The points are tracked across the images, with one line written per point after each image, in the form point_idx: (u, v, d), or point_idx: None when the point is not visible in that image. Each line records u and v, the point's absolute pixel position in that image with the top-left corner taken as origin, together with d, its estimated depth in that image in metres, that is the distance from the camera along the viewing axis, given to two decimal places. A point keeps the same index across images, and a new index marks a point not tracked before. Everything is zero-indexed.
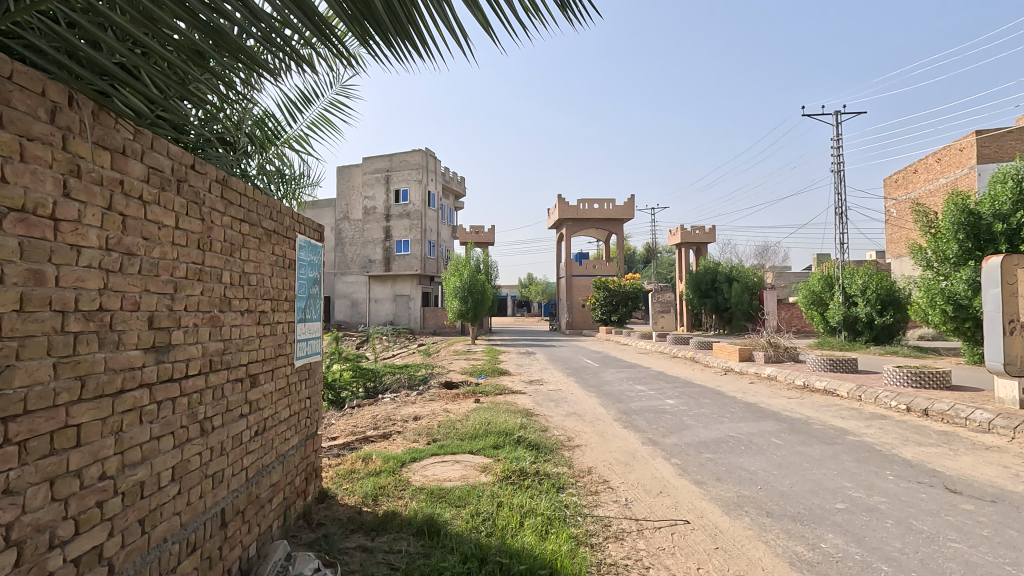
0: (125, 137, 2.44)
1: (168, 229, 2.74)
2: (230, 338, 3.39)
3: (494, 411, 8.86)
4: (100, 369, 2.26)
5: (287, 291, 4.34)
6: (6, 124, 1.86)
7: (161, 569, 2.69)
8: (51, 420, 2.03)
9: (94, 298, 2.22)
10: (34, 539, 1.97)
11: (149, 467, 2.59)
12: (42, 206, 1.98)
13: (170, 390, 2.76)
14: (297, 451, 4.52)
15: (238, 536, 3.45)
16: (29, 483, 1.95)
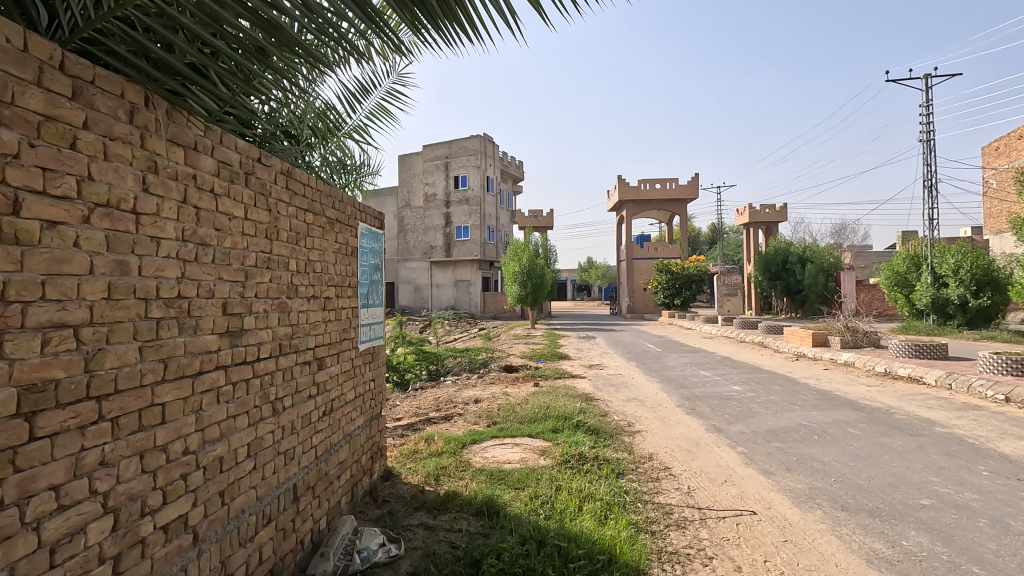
0: (197, 133, 2.57)
1: (238, 220, 2.88)
2: (298, 322, 3.56)
3: (553, 395, 8.87)
4: (180, 352, 2.43)
5: (350, 277, 4.50)
6: (92, 126, 1.99)
7: (240, 538, 2.88)
8: (140, 399, 2.20)
9: (174, 286, 2.39)
10: (128, 506, 2.16)
11: (227, 443, 2.78)
12: (125, 201, 2.13)
13: (244, 372, 2.93)
14: (363, 431, 4.73)
15: (309, 509, 3.66)
16: (121, 456, 2.12)
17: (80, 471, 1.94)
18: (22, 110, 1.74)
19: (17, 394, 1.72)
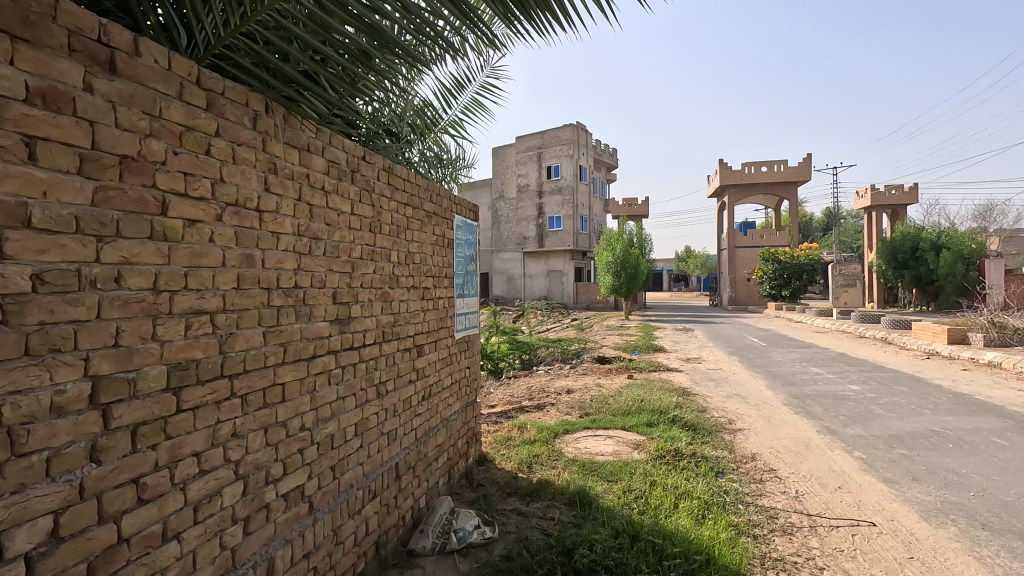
0: (309, 135, 2.78)
1: (345, 215, 3.09)
2: (399, 311, 3.75)
3: (648, 389, 8.65)
4: (298, 338, 2.66)
5: (447, 268, 4.67)
6: (223, 133, 2.22)
7: (349, 510, 3.12)
8: (264, 378, 2.45)
9: (291, 277, 2.61)
10: (255, 475, 2.41)
11: (337, 422, 3.01)
12: (250, 200, 2.36)
13: (352, 356, 3.15)
14: (459, 416, 4.91)
15: (409, 488, 3.87)
16: (250, 429, 2.37)
17: (217, 440, 2.19)
18: (168, 122, 1.97)
19: (167, 370, 1.96)
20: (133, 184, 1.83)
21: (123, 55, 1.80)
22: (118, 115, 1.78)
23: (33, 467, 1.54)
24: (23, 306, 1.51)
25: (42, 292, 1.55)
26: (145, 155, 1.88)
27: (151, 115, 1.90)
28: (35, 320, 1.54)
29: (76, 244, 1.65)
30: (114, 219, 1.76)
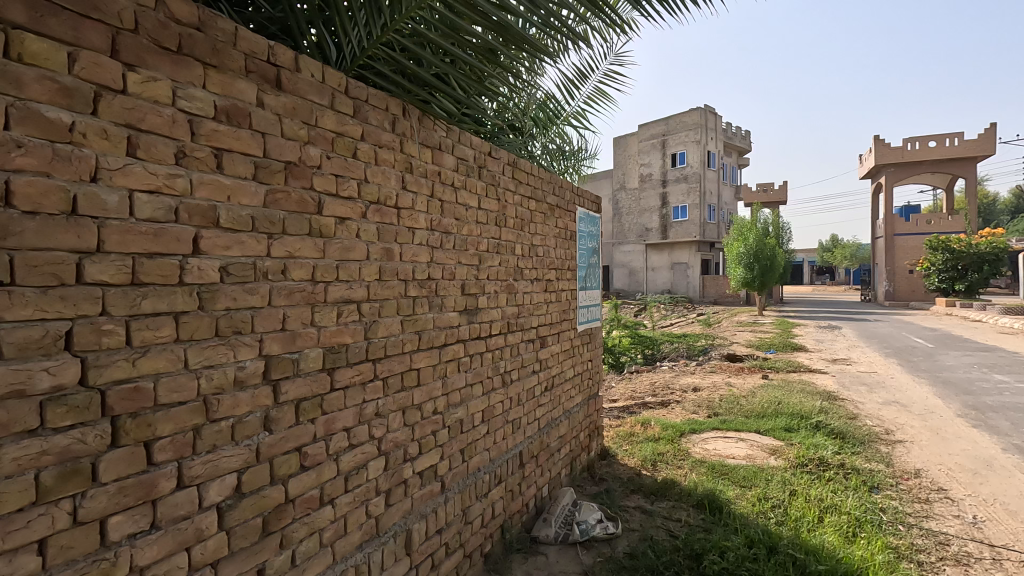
0: (441, 134, 2.93)
1: (473, 210, 3.21)
2: (523, 303, 3.83)
3: (786, 390, 7.95)
4: (431, 326, 2.83)
5: (570, 261, 4.67)
6: (367, 137, 2.42)
7: (477, 493, 3.26)
8: (402, 363, 2.64)
9: (425, 269, 2.78)
10: (395, 452, 2.61)
11: (466, 407, 3.16)
12: (390, 198, 2.55)
13: (479, 345, 3.28)
14: (582, 409, 4.90)
15: (533, 477, 3.95)
16: (390, 410, 2.57)
17: (363, 418, 2.41)
18: (322, 130, 2.19)
19: (322, 352, 2.19)
20: (295, 186, 2.06)
21: (287, 72, 2.03)
22: (284, 126, 2.01)
23: (222, 431, 1.80)
24: (214, 294, 1.76)
25: (227, 282, 1.81)
26: (304, 160, 2.10)
27: (309, 124, 2.13)
28: (223, 306, 1.79)
29: (253, 240, 1.89)
30: (280, 219, 2.00)
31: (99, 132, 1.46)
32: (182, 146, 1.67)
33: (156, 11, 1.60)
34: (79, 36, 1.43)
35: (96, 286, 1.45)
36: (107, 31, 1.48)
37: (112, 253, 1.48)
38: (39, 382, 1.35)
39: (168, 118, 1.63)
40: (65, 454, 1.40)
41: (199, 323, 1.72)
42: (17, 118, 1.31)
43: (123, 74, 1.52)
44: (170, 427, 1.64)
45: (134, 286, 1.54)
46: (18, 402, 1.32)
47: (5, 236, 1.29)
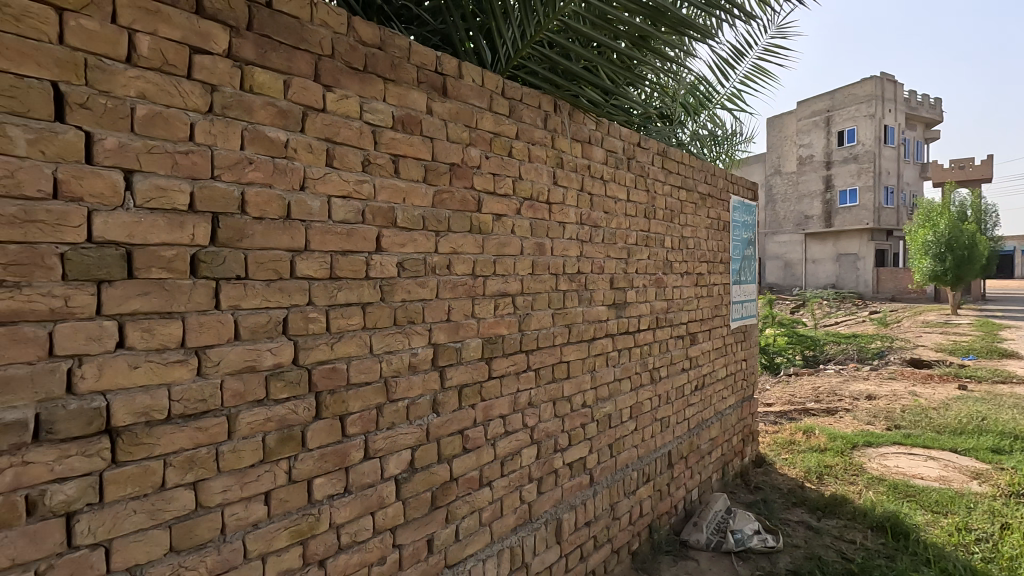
0: (590, 128, 2.93)
1: (622, 202, 3.16)
2: (673, 297, 3.68)
3: (993, 404, 6.68)
4: (580, 320, 2.85)
5: (722, 253, 4.39)
6: (521, 136, 2.50)
7: (625, 489, 3.22)
8: (553, 355, 2.69)
9: (575, 263, 2.81)
10: (547, 441, 2.68)
11: (614, 402, 3.14)
12: (542, 193, 2.61)
13: (628, 340, 3.23)
14: (735, 411, 4.60)
15: (682, 478, 3.80)
16: (542, 400, 2.64)
17: (517, 407, 2.51)
18: (482, 131, 2.30)
19: (482, 343, 2.32)
20: (458, 186, 2.20)
21: (452, 80, 2.17)
22: (449, 130, 2.16)
23: (399, 411, 2.00)
24: (393, 287, 1.95)
25: (403, 276, 1.99)
26: (466, 161, 2.23)
27: (470, 127, 2.25)
28: (400, 298, 1.98)
29: (423, 238, 2.06)
30: (446, 217, 2.15)
31: (306, 147, 1.70)
32: (367, 155, 1.87)
33: (347, 36, 1.80)
34: (291, 65, 1.66)
35: (304, 279, 1.69)
36: (312, 59, 1.71)
37: (316, 250, 1.72)
38: (265, 360, 1.61)
39: (356, 130, 1.83)
40: (282, 422, 1.65)
41: (381, 312, 1.92)
42: (249, 139, 1.56)
43: (323, 95, 1.74)
44: (359, 404, 1.86)
45: (332, 279, 1.77)
46: (250, 375, 1.58)
47: (241, 238, 1.54)
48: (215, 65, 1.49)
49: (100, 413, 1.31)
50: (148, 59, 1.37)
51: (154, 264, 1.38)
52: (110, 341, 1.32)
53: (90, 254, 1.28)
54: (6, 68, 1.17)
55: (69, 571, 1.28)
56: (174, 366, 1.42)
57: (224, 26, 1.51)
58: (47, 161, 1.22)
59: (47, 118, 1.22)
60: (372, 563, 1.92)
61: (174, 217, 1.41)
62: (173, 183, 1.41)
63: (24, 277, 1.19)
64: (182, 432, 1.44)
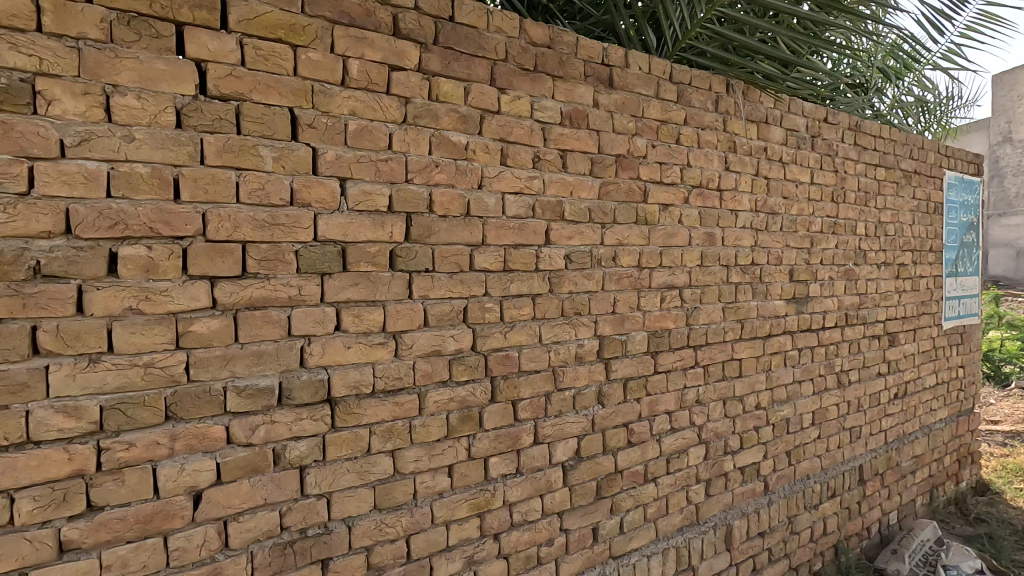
0: (768, 106, 2.69)
1: (805, 185, 2.86)
2: (867, 292, 3.23)
3: None
4: (754, 315, 2.65)
5: (933, 240, 3.74)
6: (690, 121, 2.38)
7: (806, 503, 2.93)
8: (723, 352, 2.54)
9: (749, 253, 2.62)
10: (716, 442, 2.54)
11: (793, 406, 2.86)
12: (713, 180, 2.47)
13: (810, 339, 2.92)
14: (948, 426, 3.90)
15: (877, 498, 3.33)
16: (711, 399, 2.51)
17: (684, 404, 2.42)
18: (648, 120, 2.24)
19: (647, 336, 2.27)
20: (625, 177, 2.18)
21: (618, 70, 2.15)
22: (615, 121, 2.14)
23: (566, 399, 2.05)
24: (560, 279, 2.01)
25: (570, 268, 2.03)
26: (632, 152, 2.19)
27: (637, 116, 2.21)
28: (567, 290, 2.03)
29: (590, 231, 2.08)
30: (612, 209, 2.14)
31: (483, 148, 1.82)
32: (537, 152, 1.94)
33: (519, 39, 1.89)
34: (471, 72, 1.78)
35: (482, 272, 1.82)
36: (488, 65, 1.82)
37: (492, 245, 1.84)
38: (449, 345, 1.76)
39: (527, 128, 1.91)
40: (463, 403, 1.80)
41: (550, 303, 1.99)
42: (435, 144, 1.72)
43: (498, 97, 1.85)
44: (529, 391, 1.95)
45: (506, 271, 1.88)
46: (436, 359, 1.74)
47: (429, 235, 1.71)
48: (408, 80, 1.66)
49: (323, 385, 1.55)
50: (357, 80, 1.57)
51: (362, 259, 1.59)
52: (331, 324, 1.55)
53: (316, 251, 1.52)
54: (259, 100, 1.43)
55: (302, 515, 1.54)
56: (377, 347, 1.63)
57: (415, 44, 1.68)
58: (287, 174, 1.48)
59: (286, 139, 1.47)
60: (541, 544, 2.01)
61: (377, 217, 1.61)
62: (377, 187, 1.61)
63: (272, 270, 1.46)
64: (383, 405, 1.65)
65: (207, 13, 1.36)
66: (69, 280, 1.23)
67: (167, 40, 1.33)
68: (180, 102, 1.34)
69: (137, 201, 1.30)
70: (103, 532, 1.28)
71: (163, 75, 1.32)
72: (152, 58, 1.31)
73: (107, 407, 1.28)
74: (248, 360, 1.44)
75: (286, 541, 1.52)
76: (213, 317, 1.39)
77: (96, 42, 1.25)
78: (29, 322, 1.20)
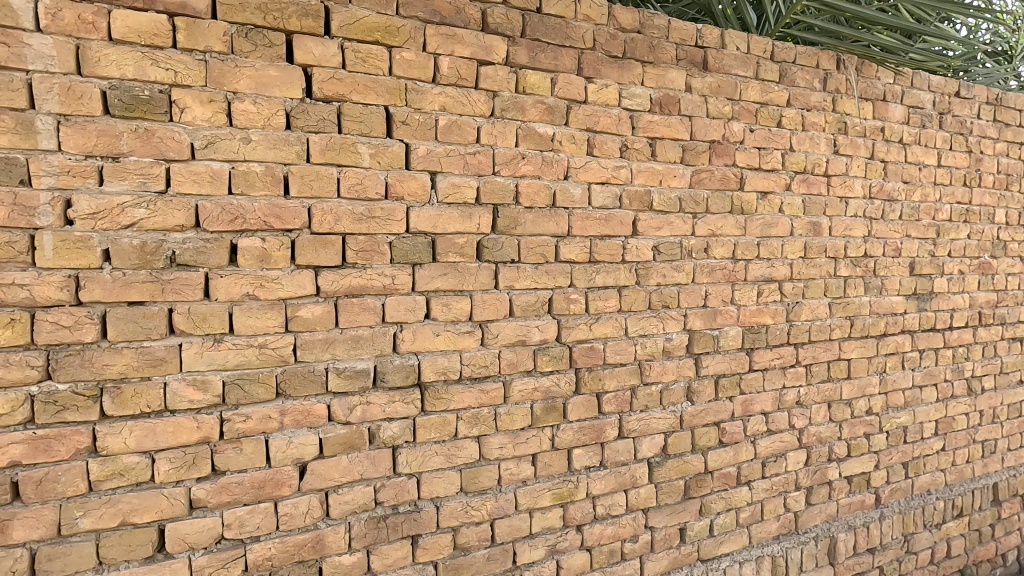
0: (886, 82, 2.43)
1: (930, 168, 2.56)
2: (1006, 288, 2.85)
3: None
4: (866, 312, 2.43)
5: None
6: (793, 102, 2.22)
7: (926, 521, 2.64)
8: (829, 351, 2.35)
9: (861, 244, 2.40)
10: (819, 448, 2.36)
11: (912, 413, 2.59)
12: (819, 165, 2.28)
13: (934, 339, 2.62)
14: None
15: (1015, 522, 2.94)
16: (814, 401, 2.34)
17: (783, 405, 2.27)
18: (746, 102, 2.12)
19: (742, 332, 2.16)
20: (719, 164, 2.07)
21: (713, 51, 2.04)
22: (709, 105, 2.04)
23: (653, 394, 2.00)
24: (648, 271, 1.96)
25: (659, 260, 1.98)
26: (728, 137, 2.08)
27: (733, 99, 2.09)
28: (655, 282, 1.97)
29: (680, 221, 2.01)
30: (705, 198, 2.05)
31: (570, 138, 1.81)
32: (626, 140, 1.90)
33: (608, 26, 1.86)
34: (558, 63, 1.78)
35: (567, 263, 1.82)
36: (575, 54, 1.81)
37: (578, 235, 1.83)
38: (534, 335, 1.78)
39: (615, 117, 1.87)
40: (547, 393, 1.82)
41: (637, 295, 1.94)
42: (522, 136, 1.73)
43: (585, 86, 1.83)
44: (614, 383, 1.92)
45: (592, 263, 1.86)
46: (521, 348, 1.77)
47: (515, 226, 1.73)
48: (496, 74, 1.69)
49: (414, 369, 1.62)
50: (447, 77, 1.62)
51: (451, 250, 1.65)
52: (421, 312, 1.62)
53: (408, 242, 1.59)
54: (357, 100, 1.52)
55: (394, 492, 1.63)
56: (464, 335, 1.68)
57: (504, 38, 1.70)
58: (382, 169, 1.56)
59: (382, 136, 1.56)
60: (625, 539, 1.98)
61: (465, 209, 1.66)
62: (465, 180, 1.65)
63: (368, 261, 1.55)
64: (470, 391, 1.70)
65: (313, 21, 1.47)
66: (198, 268, 1.39)
67: (279, 49, 1.44)
68: (290, 105, 1.46)
69: (253, 197, 1.43)
70: (224, 493, 1.44)
71: (275, 81, 1.44)
72: (266, 66, 1.43)
73: (228, 381, 1.42)
74: (347, 344, 1.54)
75: (380, 516, 1.62)
76: (317, 303, 1.51)
77: (219, 54, 1.39)
78: (166, 305, 1.36)
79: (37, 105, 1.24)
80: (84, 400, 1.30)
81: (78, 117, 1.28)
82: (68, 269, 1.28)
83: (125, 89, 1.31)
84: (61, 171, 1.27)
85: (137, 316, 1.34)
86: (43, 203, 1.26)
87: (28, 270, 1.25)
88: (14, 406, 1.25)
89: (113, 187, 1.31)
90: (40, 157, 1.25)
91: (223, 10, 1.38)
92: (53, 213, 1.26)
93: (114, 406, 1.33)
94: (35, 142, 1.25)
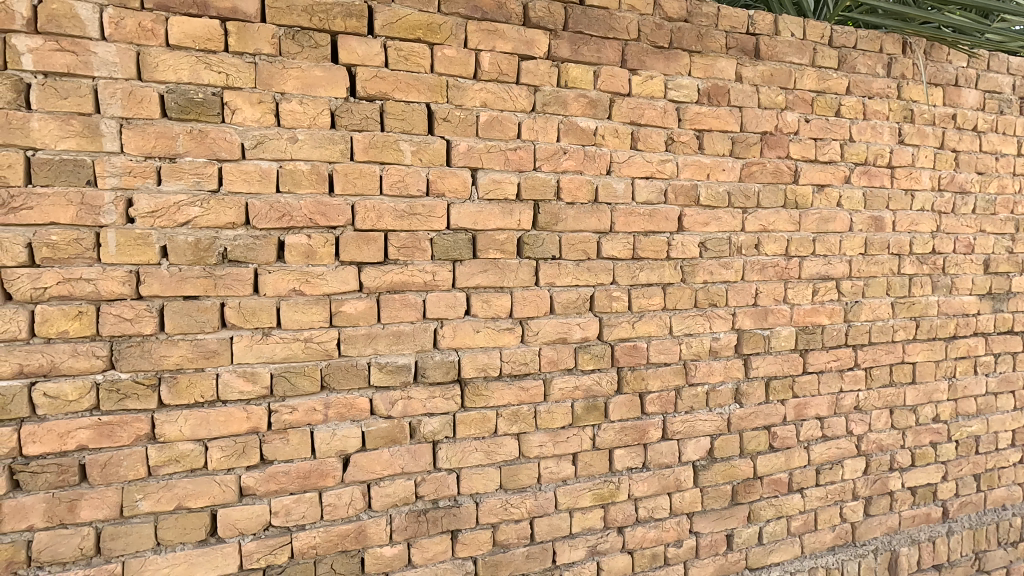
0: (959, 65, 2.26)
1: (1008, 158, 2.37)
2: None
3: None
4: (933, 313, 2.27)
5: None
6: (854, 89, 2.09)
7: (1001, 538, 2.45)
8: (891, 354, 2.22)
9: (928, 240, 2.24)
10: (879, 456, 2.23)
11: (985, 422, 2.41)
12: (881, 156, 2.15)
13: (1011, 343, 2.43)
14: None
15: None
16: (874, 406, 2.21)
17: (840, 409, 2.15)
18: (802, 91, 2.01)
19: (796, 332, 2.06)
20: (771, 157, 1.98)
21: (766, 38, 1.95)
22: (761, 95, 1.96)
23: (699, 395, 1.94)
24: (695, 268, 1.89)
25: (706, 256, 1.91)
26: (781, 128, 1.99)
27: (787, 88, 1.99)
28: (702, 280, 1.91)
29: (729, 216, 1.93)
30: (756, 191, 1.96)
31: (613, 132, 1.77)
32: (672, 133, 1.84)
33: (653, 16, 1.80)
34: (601, 55, 1.74)
35: (610, 259, 1.78)
36: (619, 46, 1.77)
37: (621, 232, 1.79)
38: (575, 333, 1.75)
39: (660, 110, 1.82)
40: (588, 392, 1.79)
41: (683, 293, 1.88)
42: (564, 131, 1.71)
43: (629, 78, 1.78)
44: (658, 383, 1.88)
45: (635, 260, 1.81)
46: (562, 346, 1.75)
47: (556, 222, 1.71)
48: (538, 68, 1.67)
49: (454, 365, 1.63)
50: (488, 72, 1.62)
51: (491, 247, 1.64)
52: (462, 309, 1.63)
53: (449, 239, 1.60)
54: (399, 98, 1.54)
55: (434, 487, 1.65)
56: (504, 332, 1.68)
57: (545, 32, 1.68)
58: (424, 166, 1.57)
59: (424, 133, 1.57)
60: (668, 543, 1.93)
61: (506, 206, 1.65)
62: (506, 176, 1.65)
63: (410, 257, 1.57)
64: (510, 389, 1.69)
65: (356, 21, 1.49)
66: (248, 264, 1.44)
67: (324, 49, 1.47)
68: (334, 105, 1.49)
69: (299, 195, 1.47)
70: (272, 482, 1.49)
71: (320, 81, 1.47)
72: (312, 67, 1.46)
73: (276, 374, 1.47)
74: (389, 339, 1.56)
75: (420, 510, 1.64)
76: (360, 299, 1.53)
77: (268, 56, 1.43)
78: (218, 300, 1.42)
79: (102, 110, 1.32)
80: (144, 389, 1.37)
81: (139, 120, 1.34)
82: (130, 265, 1.35)
83: (181, 92, 1.36)
84: (123, 172, 1.34)
85: (191, 311, 1.40)
86: (108, 203, 1.33)
87: (94, 265, 1.33)
88: (82, 394, 1.33)
89: (170, 187, 1.37)
90: (105, 158, 1.33)
91: (272, 14, 1.42)
92: (117, 212, 1.34)
93: (171, 395, 1.39)
94: (100, 145, 1.32)
